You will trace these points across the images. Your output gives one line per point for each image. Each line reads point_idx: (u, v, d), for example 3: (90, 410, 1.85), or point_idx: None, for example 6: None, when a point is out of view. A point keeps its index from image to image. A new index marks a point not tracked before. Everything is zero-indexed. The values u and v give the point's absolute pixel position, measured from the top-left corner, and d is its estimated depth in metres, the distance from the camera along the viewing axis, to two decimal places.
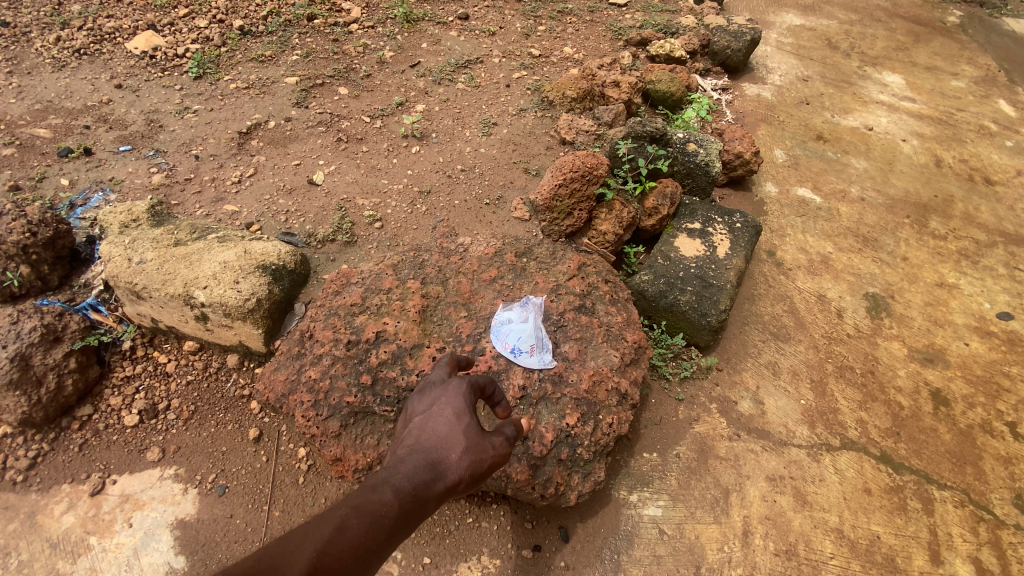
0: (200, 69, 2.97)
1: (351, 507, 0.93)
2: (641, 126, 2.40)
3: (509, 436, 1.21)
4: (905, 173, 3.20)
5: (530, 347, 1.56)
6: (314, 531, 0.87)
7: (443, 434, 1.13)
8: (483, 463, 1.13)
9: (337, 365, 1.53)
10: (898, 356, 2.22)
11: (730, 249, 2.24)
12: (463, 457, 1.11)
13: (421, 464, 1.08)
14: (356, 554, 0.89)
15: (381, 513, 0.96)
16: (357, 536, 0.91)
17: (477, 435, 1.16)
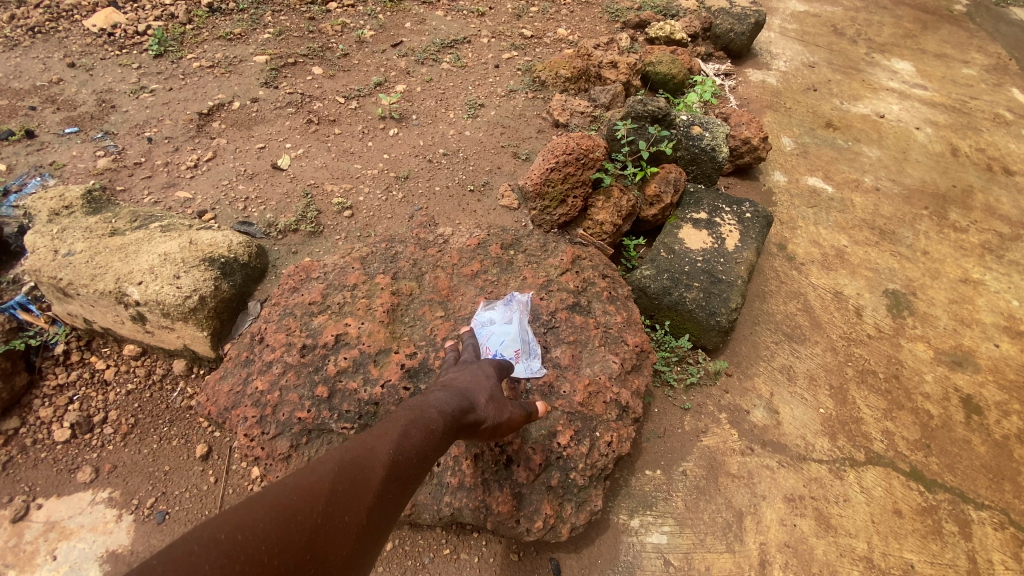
0: (161, 47, 2.73)
1: (408, 425, 0.94)
2: (642, 104, 2.14)
3: (528, 411, 1.19)
4: (921, 162, 3.00)
5: (513, 351, 1.33)
6: (378, 441, 0.88)
7: (478, 381, 1.12)
8: (510, 418, 1.14)
9: (289, 374, 1.31)
10: (924, 359, 2.02)
11: (740, 241, 2.03)
12: (497, 405, 1.11)
13: (460, 397, 1.06)
14: (415, 469, 0.91)
15: (432, 433, 0.96)
16: (414, 451, 0.92)
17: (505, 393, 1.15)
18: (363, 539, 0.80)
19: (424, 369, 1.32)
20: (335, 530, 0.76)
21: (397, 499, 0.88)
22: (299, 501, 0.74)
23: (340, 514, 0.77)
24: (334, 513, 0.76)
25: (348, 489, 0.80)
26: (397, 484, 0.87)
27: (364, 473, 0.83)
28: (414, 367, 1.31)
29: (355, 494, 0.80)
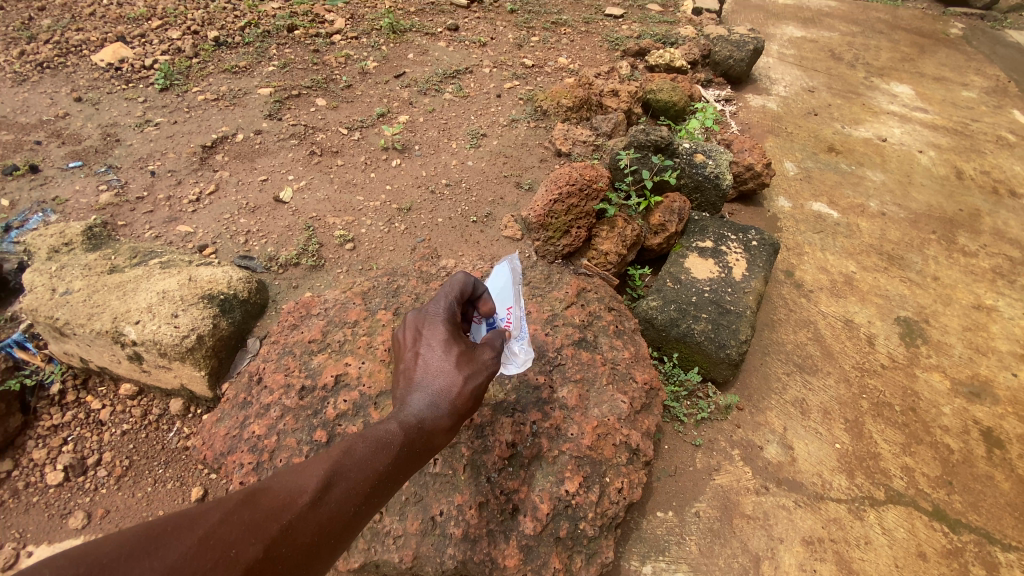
0: (166, 81, 2.76)
1: (341, 457, 0.92)
2: (644, 134, 2.14)
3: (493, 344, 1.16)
4: (926, 186, 2.98)
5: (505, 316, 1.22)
6: (299, 474, 0.88)
7: (440, 359, 1.11)
8: (487, 376, 1.12)
9: (287, 418, 1.28)
10: (941, 391, 1.96)
11: (747, 270, 2.00)
12: (467, 373, 1.09)
13: (426, 395, 1.06)
14: (340, 507, 0.88)
15: (376, 465, 0.94)
16: (343, 488, 0.90)
17: (472, 350, 1.13)
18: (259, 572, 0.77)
19: None
20: (219, 564, 0.74)
21: (313, 540, 0.84)
22: (183, 531, 0.74)
23: (226, 546, 0.75)
24: (218, 547, 0.75)
25: (245, 521, 0.79)
26: (311, 522, 0.85)
27: (270, 507, 0.82)
28: None
29: (255, 527, 0.80)
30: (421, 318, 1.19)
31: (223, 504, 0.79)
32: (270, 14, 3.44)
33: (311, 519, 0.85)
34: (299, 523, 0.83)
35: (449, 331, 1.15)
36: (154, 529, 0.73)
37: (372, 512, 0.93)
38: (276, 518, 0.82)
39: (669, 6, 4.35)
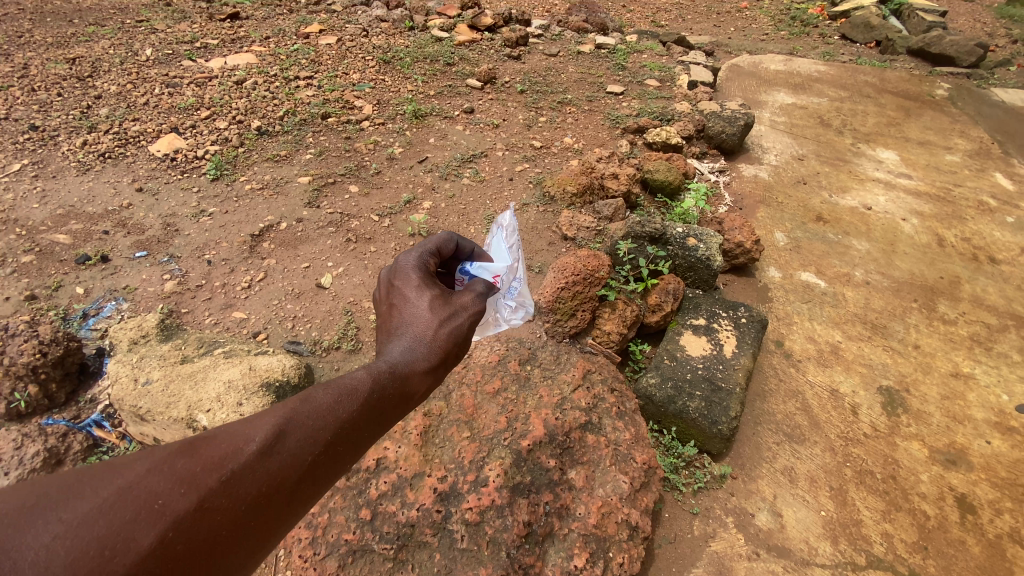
0: (217, 171, 3.11)
1: (291, 412, 0.95)
2: (641, 226, 2.50)
3: (485, 288, 1.41)
4: (908, 254, 3.20)
5: (495, 275, 1.47)
6: (242, 427, 0.89)
7: (418, 305, 1.30)
8: (462, 318, 1.32)
9: (336, 497, 1.50)
10: (920, 459, 2.13)
11: (737, 347, 2.23)
12: (442, 319, 1.28)
13: (405, 342, 1.22)
14: (286, 464, 0.90)
15: (333, 418, 0.98)
16: (291, 444, 0.92)
17: (447, 297, 1.33)
18: (194, 524, 0.79)
19: (454, 492, 1.50)
20: (142, 516, 0.75)
21: (257, 498, 0.86)
22: (105, 483, 0.76)
23: (152, 497, 0.77)
24: (144, 498, 0.77)
25: (177, 470, 0.81)
26: (254, 476, 0.86)
27: (207, 459, 0.84)
28: (445, 491, 1.50)
29: (191, 479, 0.81)
30: (397, 270, 1.37)
31: (153, 454, 0.81)
32: (305, 100, 3.81)
33: (254, 473, 0.86)
34: (238, 476, 0.85)
35: (423, 281, 1.34)
36: (76, 477, 0.75)
37: (332, 466, 0.96)
38: (212, 471, 0.83)
39: (666, 80, 4.72)
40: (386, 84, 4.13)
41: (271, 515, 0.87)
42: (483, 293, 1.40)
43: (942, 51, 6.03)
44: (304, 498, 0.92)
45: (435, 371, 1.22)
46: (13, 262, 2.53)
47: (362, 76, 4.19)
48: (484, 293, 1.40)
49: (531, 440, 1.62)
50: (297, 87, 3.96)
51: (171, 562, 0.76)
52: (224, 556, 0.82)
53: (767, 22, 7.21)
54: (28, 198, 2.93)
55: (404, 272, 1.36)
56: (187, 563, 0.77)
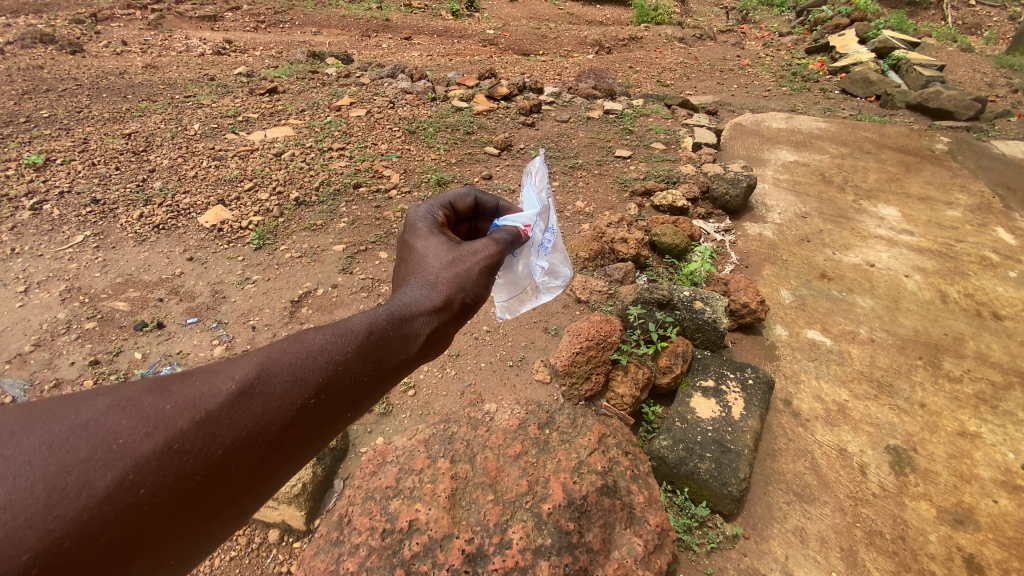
0: (260, 241, 3.42)
1: (264, 362, 1.01)
2: (649, 292, 2.71)
3: (508, 237, 1.51)
4: (912, 310, 3.30)
5: (523, 226, 1.57)
6: (213, 373, 0.95)
7: (427, 252, 1.49)
8: (473, 264, 1.46)
9: (373, 557, 1.64)
10: (928, 519, 2.23)
11: (745, 409, 2.36)
12: (447, 263, 1.45)
13: (419, 289, 1.40)
14: (258, 412, 0.96)
15: (314, 365, 1.07)
16: (263, 393, 0.98)
17: (454, 245, 1.51)
18: (166, 459, 0.84)
19: (481, 554, 1.63)
20: (98, 456, 0.79)
21: (227, 446, 0.91)
22: (59, 422, 0.80)
23: (112, 438, 0.81)
24: (103, 439, 0.81)
25: (140, 412, 0.85)
26: (222, 422, 0.91)
27: (173, 402, 0.88)
28: (473, 552, 1.63)
29: (164, 417, 0.86)
30: (408, 225, 1.59)
31: (115, 396, 0.85)
32: (339, 171, 4.15)
33: (222, 419, 0.91)
34: (207, 420, 0.89)
35: (430, 230, 1.55)
36: (29, 415, 0.80)
37: (312, 412, 1.03)
38: (178, 414, 0.88)
39: (672, 143, 5.01)
40: (411, 153, 4.47)
41: (243, 463, 0.92)
42: (506, 241, 1.50)
43: (941, 104, 6.20)
44: (279, 446, 0.98)
45: (438, 313, 1.37)
46: (78, 328, 2.80)
47: (390, 146, 4.54)
48: (506, 241, 1.50)
49: (551, 503, 1.75)
50: (330, 158, 4.31)
51: (133, 505, 0.80)
52: (192, 502, 0.86)
53: (770, 79, 7.57)
54: (90, 267, 3.21)
55: (413, 226, 1.57)
56: (150, 508, 0.81)
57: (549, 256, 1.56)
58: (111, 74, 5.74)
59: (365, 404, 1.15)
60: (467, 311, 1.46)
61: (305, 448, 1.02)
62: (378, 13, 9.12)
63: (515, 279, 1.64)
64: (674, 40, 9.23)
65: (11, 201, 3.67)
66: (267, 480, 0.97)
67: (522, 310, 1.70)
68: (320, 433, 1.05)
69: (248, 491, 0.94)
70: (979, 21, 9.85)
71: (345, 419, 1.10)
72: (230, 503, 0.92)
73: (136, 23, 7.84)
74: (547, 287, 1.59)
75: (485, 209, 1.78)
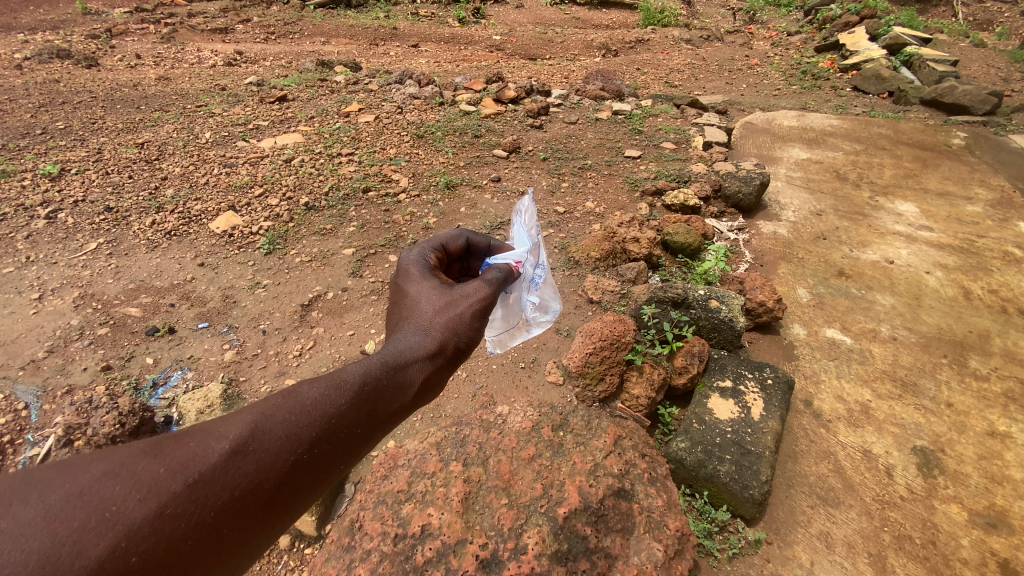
0: (270, 246, 3.43)
1: (257, 418, 0.99)
2: (663, 292, 2.66)
3: (500, 275, 1.44)
4: (935, 307, 3.21)
5: (514, 262, 1.50)
6: (206, 433, 0.93)
7: (420, 297, 1.45)
8: (467, 309, 1.41)
9: (384, 563, 1.60)
10: (959, 522, 2.15)
11: (765, 410, 2.30)
12: (441, 308, 1.41)
13: (412, 337, 1.36)
14: (250, 471, 0.92)
15: (306, 422, 1.03)
16: (257, 450, 0.95)
17: (447, 288, 1.47)
18: (158, 527, 0.80)
19: (495, 560, 1.59)
20: (92, 525, 0.76)
21: (220, 508, 0.87)
22: (54, 491, 0.78)
23: (106, 505, 0.78)
24: (97, 507, 0.78)
25: (134, 476, 0.82)
26: (216, 483, 0.88)
27: (167, 464, 0.86)
28: (487, 558, 1.59)
29: (155, 483, 0.83)
30: (399, 269, 1.54)
31: (108, 460, 0.83)
32: (348, 175, 4.15)
33: (216, 479, 0.88)
34: (201, 481, 0.86)
35: (422, 274, 1.51)
36: (22, 486, 0.77)
37: (303, 470, 0.99)
38: (172, 477, 0.85)
39: (682, 142, 4.96)
40: (419, 157, 4.46)
41: (236, 523, 0.89)
42: (498, 280, 1.44)
43: (956, 99, 6.08)
44: (272, 504, 0.94)
45: (432, 359, 1.33)
46: (91, 334, 2.81)
47: (399, 151, 4.54)
48: (500, 280, 1.44)
49: (567, 507, 1.70)
50: (340, 163, 4.31)
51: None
52: (184, 568, 0.82)
53: (780, 78, 7.47)
54: (102, 274, 3.23)
55: (404, 270, 1.53)
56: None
57: (540, 292, 1.50)
58: (125, 86, 5.83)
59: (359, 457, 1.11)
60: (461, 354, 1.41)
61: (298, 505, 0.98)
62: (385, 22, 9.19)
63: (507, 316, 1.54)
64: (682, 42, 9.16)
65: (26, 210, 3.71)
66: (259, 541, 0.93)
67: (513, 345, 1.60)
68: (314, 490, 1.00)
69: (240, 554, 0.89)
70: (992, 15, 9.61)
71: (338, 474, 1.06)
72: (221, 568, 0.87)
73: (149, 37, 7.94)
74: (538, 323, 1.53)
75: (477, 248, 1.72)
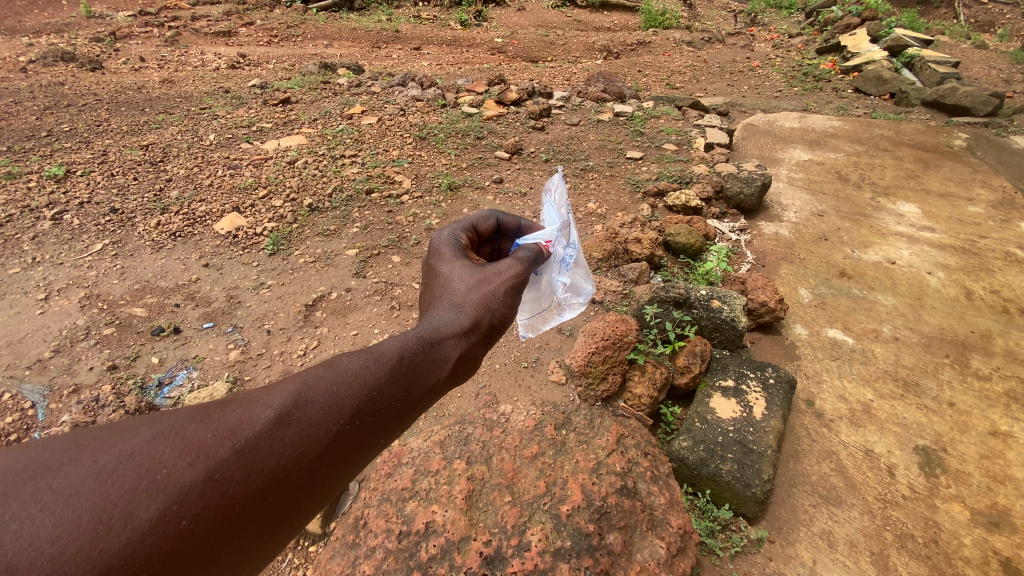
0: (274, 247, 3.45)
1: (301, 388, 1.00)
2: (665, 291, 2.69)
3: (530, 254, 1.48)
4: (936, 308, 3.21)
5: (544, 242, 1.53)
6: (252, 401, 0.94)
7: (452, 276, 1.45)
8: (501, 285, 1.42)
9: (389, 560, 1.61)
10: (961, 521, 2.16)
11: (766, 409, 2.31)
12: (474, 285, 1.42)
13: (447, 312, 1.37)
14: (295, 439, 0.94)
15: (347, 394, 1.05)
16: (301, 420, 0.96)
17: (478, 267, 1.48)
18: (208, 490, 0.82)
19: (499, 556, 1.60)
20: (144, 487, 0.77)
21: (266, 476, 0.89)
22: (105, 452, 0.79)
23: (157, 467, 0.79)
24: (148, 468, 0.79)
25: (183, 441, 0.84)
26: (262, 451, 0.90)
27: (214, 430, 0.87)
28: (491, 555, 1.60)
29: (204, 447, 0.85)
30: (431, 249, 1.55)
31: (158, 423, 0.84)
32: (351, 177, 4.17)
33: (262, 447, 0.90)
34: (247, 448, 0.88)
35: (454, 254, 1.52)
36: (74, 445, 0.78)
37: (344, 441, 1.01)
38: (220, 442, 0.86)
39: (683, 143, 4.98)
40: (422, 159, 4.49)
41: (280, 492, 0.91)
42: (529, 259, 1.47)
43: (957, 100, 6.09)
44: (315, 474, 0.96)
45: (467, 335, 1.34)
46: (97, 334, 2.83)
47: (401, 153, 4.56)
48: (530, 259, 1.47)
49: (570, 505, 1.71)
50: (343, 165, 4.33)
51: (177, 538, 0.77)
52: (230, 533, 0.84)
53: (781, 80, 7.48)
54: (108, 274, 3.25)
55: (436, 250, 1.54)
56: (192, 539, 0.79)
57: (571, 272, 1.54)
58: (129, 89, 5.86)
59: (397, 431, 1.13)
60: (495, 332, 1.42)
61: (341, 476, 1.00)
62: (388, 25, 9.23)
63: (537, 297, 1.58)
64: (683, 44, 9.19)
65: (32, 211, 3.74)
66: (303, 511, 0.95)
67: (544, 328, 1.64)
68: (354, 462, 1.02)
69: (282, 522, 0.91)
70: (993, 17, 9.62)
71: (376, 447, 1.07)
72: (263, 535, 0.89)
73: (153, 40, 7.99)
74: (569, 304, 1.56)
75: (508, 230, 1.74)
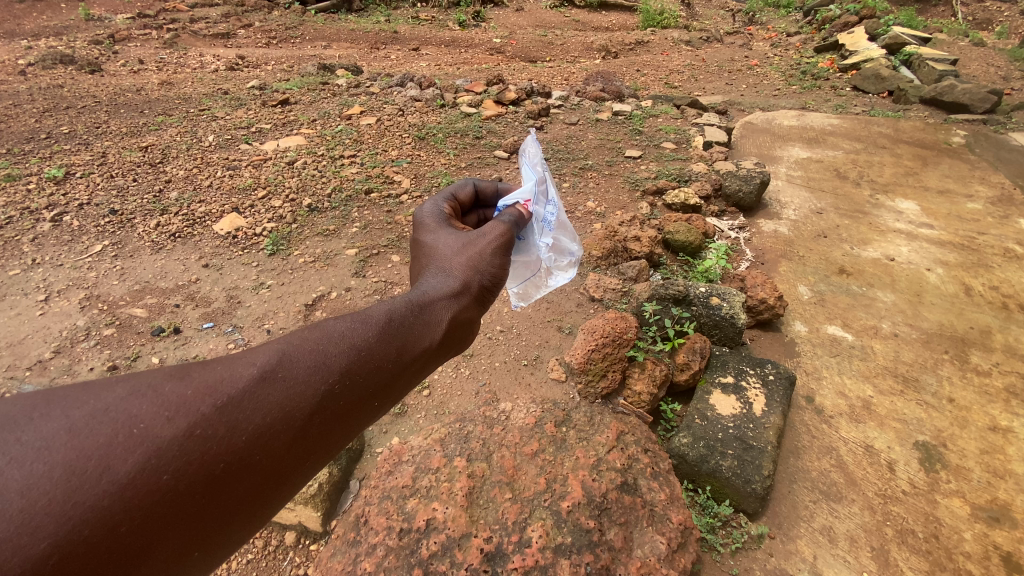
0: (274, 247, 3.45)
1: (287, 348, 1.01)
2: (664, 288, 2.69)
3: (513, 217, 1.47)
4: (936, 304, 3.22)
5: (523, 202, 1.52)
6: (235, 360, 0.95)
7: (437, 244, 1.46)
8: (489, 246, 1.43)
9: (390, 557, 1.61)
10: (962, 516, 2.16)
11: (766, 405, 2.31)
12: (461, 248, 1.42)
13: (436, 278, 1.37)
14: (281, 397, 0.94)
15: (334, 353, 1.05)
16: (287, 379, 0.97)
17: (464, 232, 1.48)
18: (189, 446, 0.82)
19: (499, 553, 1.61)
20: (119, 441, 0.77)
21: (252, 433, 0.89)
22: (79, 407, 0.79)
23: (133, 422, 0.80)
24: (124, 423, 0.79)
25: (160, 397, 0.84)
26: (244, 408, 0.90)
27: (193, 387, 0.87)
28: (491, 551, 1.60)
29: (184, 404, 0.85)
30: (415, 223, 1.56)
31: (134, 380, 0.84)
32: (350, 177, 4.18)
33: (245, 404, 0.90)
34: (229, 405, 0.88)
35: (438, 224, 1.52)
36: (46, 401, 0.78)
37: (334, 401, 1.01)
38: (200, 399, 0.86)
39: (682, 142, 4.98)
40: (421, 159, 4.49)
41: (269, 451, 0.91)
42: (512, 222, 1.47)
43: (956, 97, 6.08)
44: (306, 434, 0.96)
45: (458, 297, 1.34)
46: (97, 334, 2.84)
47: (400, 153, 4.56)
48: (513, 222, 1.47)
49: (571, 501, 1.72)
50: (342, 165, 4.34)
51: (156, 492, 0.78)
52: (215, 490, 0.84)
53: (780, 78, 7.49)
54: (108, 275, 3.25)
55: (421, 223, 1.54)
56: (174, 494, 0.80)
57: (552, 232, 1.57)
58: (128, 92, 5.86)
59: (391, 393, 1.14)
60: (487, 294, 1.44)
61: (334, 436, 1.01)
62: (386, 26, 9.24)
63: (527, 261, 1.60)
64: (681, 44, 9.19)
65: (32, 213, 3.74)
66: (297, 470, 0.95)
67: (537, 295, 1.69)
68: (346, 422, 1.03)
69: (274, 481, 0.92)
70: (991, 15, 9.62)
71: (369, 409, 1.08)
72: (254, 494, 0.90)
73: (152, 42, 7.98)
74: (559, 267, 1.62)
75: (485, 196, 1.75)
